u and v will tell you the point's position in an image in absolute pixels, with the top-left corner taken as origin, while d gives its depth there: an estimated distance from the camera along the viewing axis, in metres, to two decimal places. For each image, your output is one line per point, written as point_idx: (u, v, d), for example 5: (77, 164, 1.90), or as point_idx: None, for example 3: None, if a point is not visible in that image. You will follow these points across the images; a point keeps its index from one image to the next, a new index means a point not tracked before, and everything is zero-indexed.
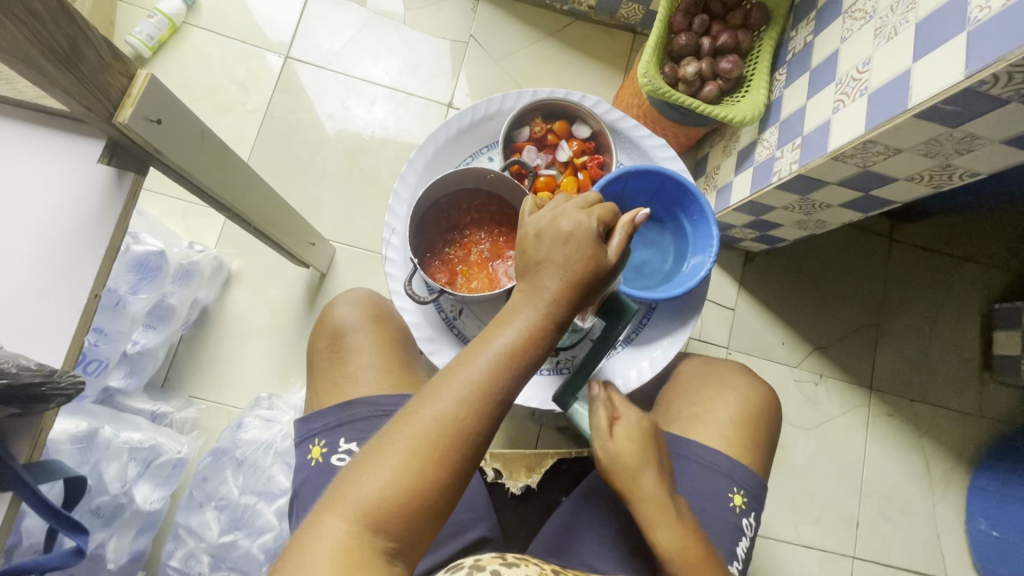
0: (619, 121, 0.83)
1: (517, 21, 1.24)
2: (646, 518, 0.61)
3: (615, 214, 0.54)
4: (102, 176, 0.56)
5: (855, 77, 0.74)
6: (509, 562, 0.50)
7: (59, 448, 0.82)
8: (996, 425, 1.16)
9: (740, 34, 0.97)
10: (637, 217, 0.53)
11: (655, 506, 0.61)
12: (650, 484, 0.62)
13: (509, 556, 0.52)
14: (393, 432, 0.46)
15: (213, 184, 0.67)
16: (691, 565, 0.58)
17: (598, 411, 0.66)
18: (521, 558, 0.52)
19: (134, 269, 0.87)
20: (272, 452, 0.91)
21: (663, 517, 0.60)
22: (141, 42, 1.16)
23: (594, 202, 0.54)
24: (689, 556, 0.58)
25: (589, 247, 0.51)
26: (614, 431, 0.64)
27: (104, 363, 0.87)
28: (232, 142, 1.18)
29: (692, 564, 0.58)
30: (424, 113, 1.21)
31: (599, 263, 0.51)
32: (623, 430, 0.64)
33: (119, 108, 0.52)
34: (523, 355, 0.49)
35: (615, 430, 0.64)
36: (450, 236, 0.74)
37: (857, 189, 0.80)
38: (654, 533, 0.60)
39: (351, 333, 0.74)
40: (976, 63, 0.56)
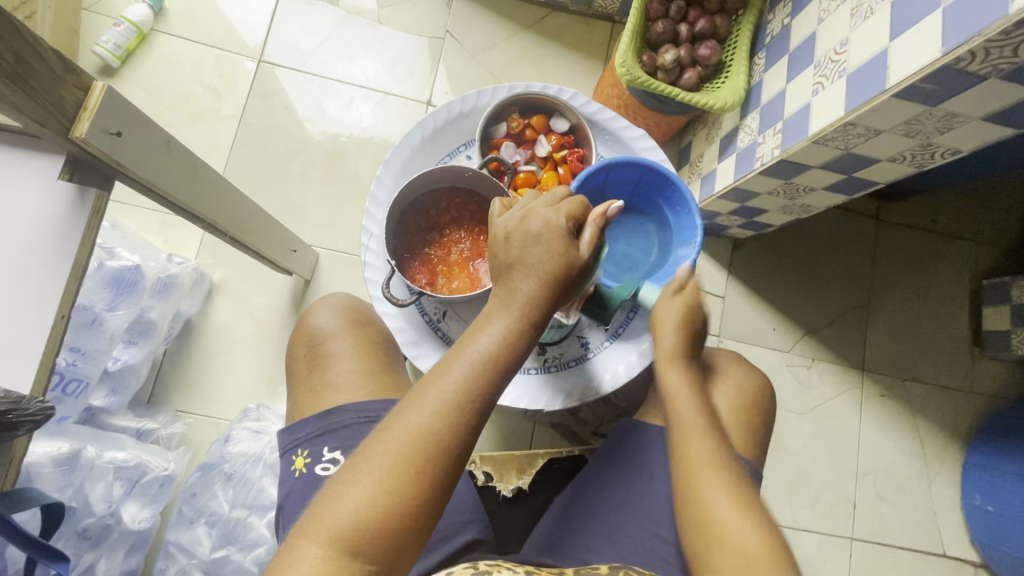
0: (598, 113, 0.82)
1: (494, 14, 1.22)
2: (666, 355, 0.67)
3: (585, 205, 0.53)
4: (63, 194, 0.55)
5: (834, 57, 0.72)
6: (481, 571, 0.51)
7: (41, 472, 0.79)
8: (988, 400, 1.16)
9: (717, 19, 0.96)
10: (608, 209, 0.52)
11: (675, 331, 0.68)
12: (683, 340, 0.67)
13: (482, 564, 0.53)
14: (368, 449, 0.45)
15: (182, 195, 0.65)
16: (684, 400, 0.64)
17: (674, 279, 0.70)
18: (494, 565, 0.53)
19: (110, 286, 0.85)
20: (261, 464, 0.90)
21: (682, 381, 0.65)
22: (108, 51, 1.13)
23: (561, 197, 0.53)
24: (689, 394, 0.64)
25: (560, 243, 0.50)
26: (675, 296, 0.69)
27: (85, 383, 0.85)
28: (208, 150, 1.16)
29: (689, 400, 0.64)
30: (402, 112, 1.19)
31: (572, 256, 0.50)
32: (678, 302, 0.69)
33: (76, 123, 0.50)
34: (499, 361, 0.48)
35: (676, 294, 0.69)
36: (429, 236, 0.73)
37: (840, 171, 0.80)
38: (666, 369, 0.67)
39: (330, 339, 0.72)
40: (952, 39, 0.55)
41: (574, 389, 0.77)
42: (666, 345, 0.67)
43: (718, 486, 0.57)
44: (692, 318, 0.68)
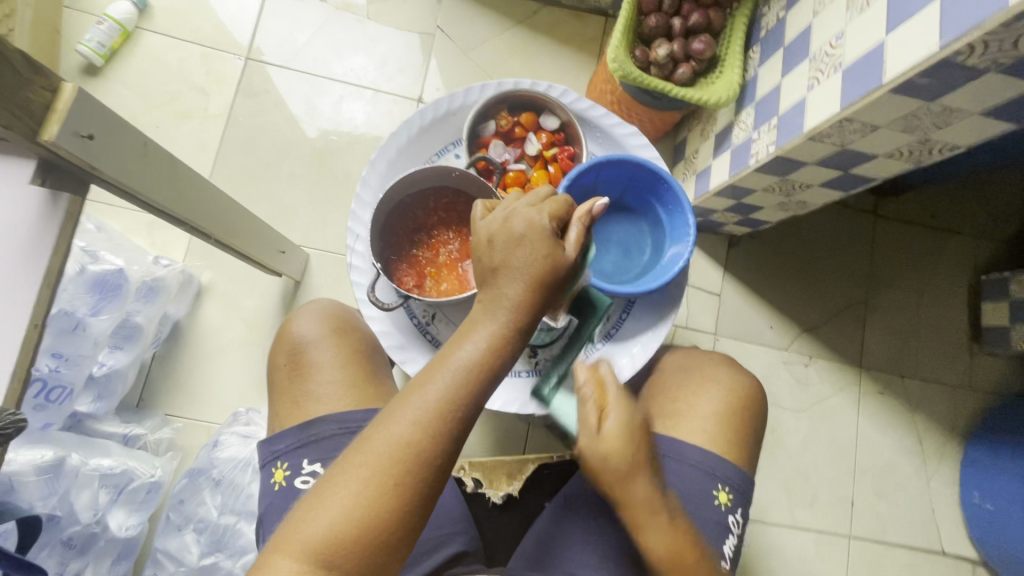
0: (588, 110, 0.80)
1: (485, 9, 1.20)
2: (632, 516, 0.55)
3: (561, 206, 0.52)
4: (34, 199, 0.53)
5: (829, 52, 0.71)
6: None
7: (25, 482, 0.77)
8: (987, 396, 1.15)
9: (711, 13, 0.94)
10: (593, 206, 0.50)
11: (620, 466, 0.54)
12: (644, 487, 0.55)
13: None
14: (346, 461, 0.44)
15: (161, 198, 0.63)
16: (686, 572, 0.54)
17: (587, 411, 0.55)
18: None
19: (93, 290, 0.83)
20: (250, 469, 0.88)
21: (647, 516, 0.54)
22: (91, 50, 1.11)
23: (545, 196, 0.51)
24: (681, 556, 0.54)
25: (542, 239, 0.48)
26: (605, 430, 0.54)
27: (68, 390, 0.84)
28: (195, 150, 1.14)
29: (680, 562, 0.54)
30: (393, 109, 1.17)
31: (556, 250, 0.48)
32: (613, 423, 0.54)
33: (45, 126, 0.48)
34: (482, 370, 0.46)
35: (605, 419, 0.55)
36: (417, 237, 0.71)
37: (837, 168, 0.78)
38: (642, 534, 0.54)
39: (312, 348, 0.71)
40: (950, 32, 0.53)
41: None
42: (633, 501, 0.55)
43: None
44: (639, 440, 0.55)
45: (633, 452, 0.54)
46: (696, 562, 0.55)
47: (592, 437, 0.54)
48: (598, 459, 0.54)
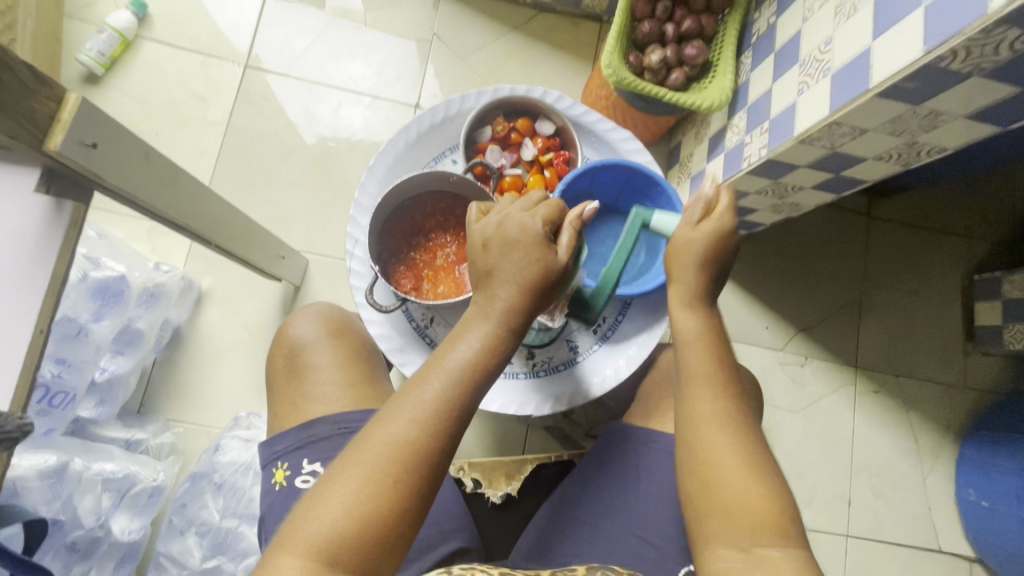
0: (583, 115, 0.82)
1: (481, 15, 1.22)
2: (681, 297, 0.59)
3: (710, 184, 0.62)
4: (39, 207, 0.54)
5: (818, 57, 0.72)
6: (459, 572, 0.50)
7: (28, 486, 0.79)
8: (982, 395, 1.16)
9: (704, 19, 0.96)
10: (584, 210, 0.52)
11: (697, 332, 0.57)
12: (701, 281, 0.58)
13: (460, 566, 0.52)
14: (346, 461, 0.45)
15: (162, 205, 0.64)
16: (698, 349, 0.57)
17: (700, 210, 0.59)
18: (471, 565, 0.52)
19: (96, 296, 0.85)
20: (251, 472, 0.89)
21: (687, 301, 0.58)
22: (92, 59, 1.12)
23: (537, 201, 0.53)
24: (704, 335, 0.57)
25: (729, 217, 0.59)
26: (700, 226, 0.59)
27: (71, 395, 0.85)
28: (195, 157, 1.15)
29: (703, 343, 0.57)
30: (391, 115, 1.18)
31: (730, 236, 0.59)
32: (713, 225, 0.59)
33: (50, 136, 0.49)
34: (477, 370, 0.48)
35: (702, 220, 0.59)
36: (415, 241, 0.72)
37: (828, 170, 0.79)
38: (679, 311, 0.59)
39: (310, 350, 0.72)
40: (933, 39, 0.55)
41: (562, 394, 0.77)
42: (683, 286, 0.59)
43: (727, 442, 0.52)
44: (719, 250, 0.58)
45: (714, 335, 0.58)
46: (711, 354, 0.56)
47: (678, 306, 0.59)
48: (685, 235, 0.59)
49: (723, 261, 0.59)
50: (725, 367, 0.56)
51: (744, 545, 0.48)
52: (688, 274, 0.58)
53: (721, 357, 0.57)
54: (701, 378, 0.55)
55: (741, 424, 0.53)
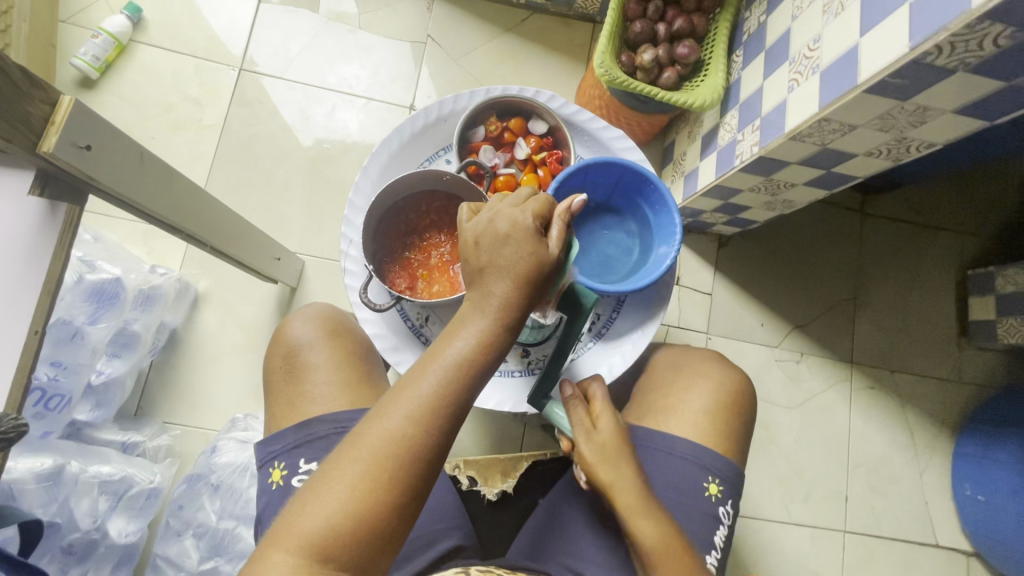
0: (575, 115, 0.82)
1: (474, 17, 1.22)
2: (625, 511, 0.62)
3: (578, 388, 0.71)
4: (33, 209, 0.54)
5: (807, 54, 0.73)
6: None
7: (24, 489, 0.80)
8: (976, 389, 1.17)
9: (695, 18, 0.96)
10: (573, 203, 0.52)
11: (658, 537, 0.60)
12: (631, 482, 0.63)
13: (474, 571, 0.52)
14: (341, 456, 0.45)
15: (157, 206, 0.65)
16: (669, 559, 0.59)
17: (574, 404, 0.68)
18: (486, 572, 0.53)
19: (91, 299, 0.85)
20: (248, 473, 0.89)
21: (639, 516, 0.61)
22: (87, 63, 1.13)
23: (527, 197, 0.53)
24: (666, 546, 0.59)
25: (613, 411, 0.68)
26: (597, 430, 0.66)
27: (67, 398, 0.85)
28: (191, 160, 1.15)
29: (669, 551, 0.59)
30: (386, 117, 1.19)
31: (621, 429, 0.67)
32: (606, 425, 0.66)
33: (43, 138, 0.49)
34: (472, 365, 0.48)
35: (597, 424, 0.66)
36: (409, 240, 0.73)
37: (820, 167, 0.80)
38: (634, 526, 0.60)
39: (306, 350, 0.72)
40: (918, 35, 0.55)
41: None
42: (625, 499, 0.62)
43: None
44: (625, 445, 0.66)
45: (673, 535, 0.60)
46: (679, 554, 0.59)
47: (632, 516, 0.61)
48: (596, 450, 0.65)
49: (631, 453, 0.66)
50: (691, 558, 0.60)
51: None
52: (619, 482, 0.63)
53: (686, 551, 0.60)
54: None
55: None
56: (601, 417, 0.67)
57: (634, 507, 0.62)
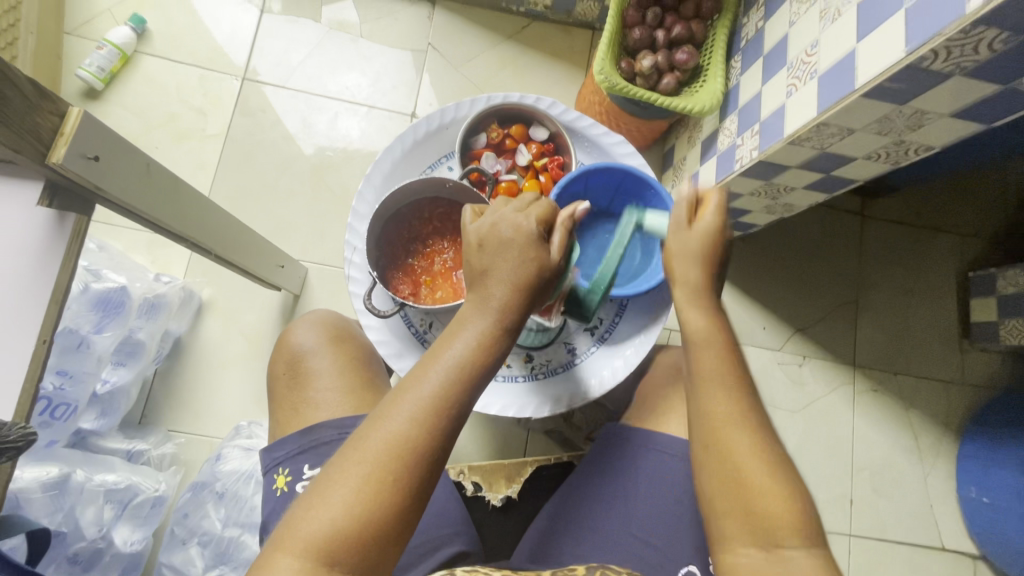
0: (576, 121, 0.83)
1: (474, 25, 1.24)
2: (682, 296, 0.58)
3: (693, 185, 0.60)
4: (41, 219, 0.55)
5: (805, 59, 0.74)
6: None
7: (30, 498, 0.80)
8: (979, 391, 1.17)
9: (693, 24, 0.97)
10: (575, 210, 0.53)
11: (705, 333, 0.56)
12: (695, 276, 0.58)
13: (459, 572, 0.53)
14: (344, 459, 0.46)
15: (163, 215, 0.65)
16: (709, 350, 0.56)
17: (682, 202, 0.59)
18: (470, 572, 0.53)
19: (97, 307, 0.85)
20: (253, 481, 0.89)
21: (691, 304, 0.57)
22: (91, 74, 1.14)
23: (531, 202, 0.54)
24: (711, 339, 0.56)
25: (719, 217, 0.58)
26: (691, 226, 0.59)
27: (73, 406, 0.85)
28: (194, 169, 1.16)
29: (714, 343, 0.56)
30: (388, 125, 1.20)
31: (719, 236, 0.58)
32: (706, 221, 0.58)
33: (52, 149, 0.50)
34: (473, 367, 0.48)
35: (696, 218, 0.58)
36: (412, 246, 0.73)
37: (819, 171, 0.80)
38: (684, 311, 0.57)
39: (310, 357, 0.72)
40: (915, 40, 0.56)
41: (561, 395, 0.78)
42: (684, 285, 0.58)
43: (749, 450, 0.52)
44: (715, 250, 0.58)
45: (726, 339, 0.57)
46: (722, 349, 0.56)
47: (686, 303, 0.58)
48: (678, 238, 0.59)
49: (721, 259, 0.59)
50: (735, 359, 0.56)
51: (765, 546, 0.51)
52: (686, 276, 0.58)
53: (732, 354, 0.56)
54: (716, 378, 0.55)
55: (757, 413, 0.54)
56: (705, 214, 0.58)
57: (695, 296, 0.58)
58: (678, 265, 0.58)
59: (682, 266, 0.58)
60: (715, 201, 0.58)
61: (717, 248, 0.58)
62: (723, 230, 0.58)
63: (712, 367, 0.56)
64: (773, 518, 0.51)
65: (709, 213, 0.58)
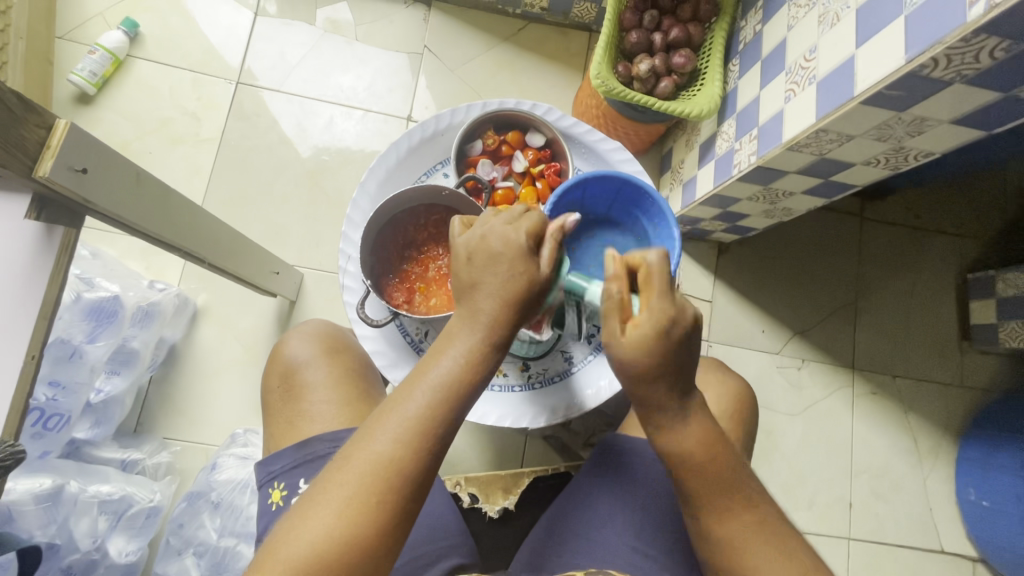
0: (572, 127, 0.82)
1: (471, 27, 1.23)
2: (649, 412, 0.52)
3: (625, 257, 0.50)
4: (29, 232, 0.54)
5: (803, 64, 0.73)
6: None
7: (23, 511, 0.78)
8: (979, 394, 1.17)
9: (691, 28, 0.97)
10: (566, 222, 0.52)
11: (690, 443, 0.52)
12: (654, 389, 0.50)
13: None
14: (328, 478, 0.45)
15: (154, 226, 0.65)
16: (700, 473, 0.52)
17: (610, 306, 0.49)
18: None
19: (90, 317, 0.84)
20: (248, 490, 0.89)
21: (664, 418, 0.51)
22: (84, 79, 1.13)
23: (520, 213, 0.53)
24: (698, 458, 0.52)
25: (666, 298, 0.49)
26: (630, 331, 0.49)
27: (66, 417, 0.84)
28: (188, 174, 1.15)
29: (702, 459, 0.52)
30: (384, 128, 1.19)
31: (671, 329, 0.48)
32: (646, 322, 0.48)
33: (39, 162, 0.49)
34: (461, 385, 0.48)
35: (633, 320, 0.49)
36: (408, 253, 0.72)
37: (818, 176, 0.80)
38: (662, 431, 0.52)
39: (304, 369, 0.71)
40: (915, 47, 0.55)
41: (558, 405, 0.77)
42: (650, 400, 0.51)
43: (763, 556, 0.52)
44: (669, 350, 0.49)
45: (714, 438, 0.52)
46: (713, 463, 0.52)
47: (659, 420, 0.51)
48: (616, 351, 0.49)
49: (682, 352, 0.49)
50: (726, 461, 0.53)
51: None
52: (648, 386, 0.50)
53: (724, 464, 0.53)
54: (714, 494, 0.53)
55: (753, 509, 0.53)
56: (645, 313, 0.48)
57: (661, 407, 0.51)
58: (633, 379, 0.50)
59: (636, 379, 0.49)
60: (655, 281, 0.49)
61: (671, 344, 0.48)
62: (670, 324, 0.48)
63: (707, 485, 0.53)
64: None
65: (648, 307, 0.48)
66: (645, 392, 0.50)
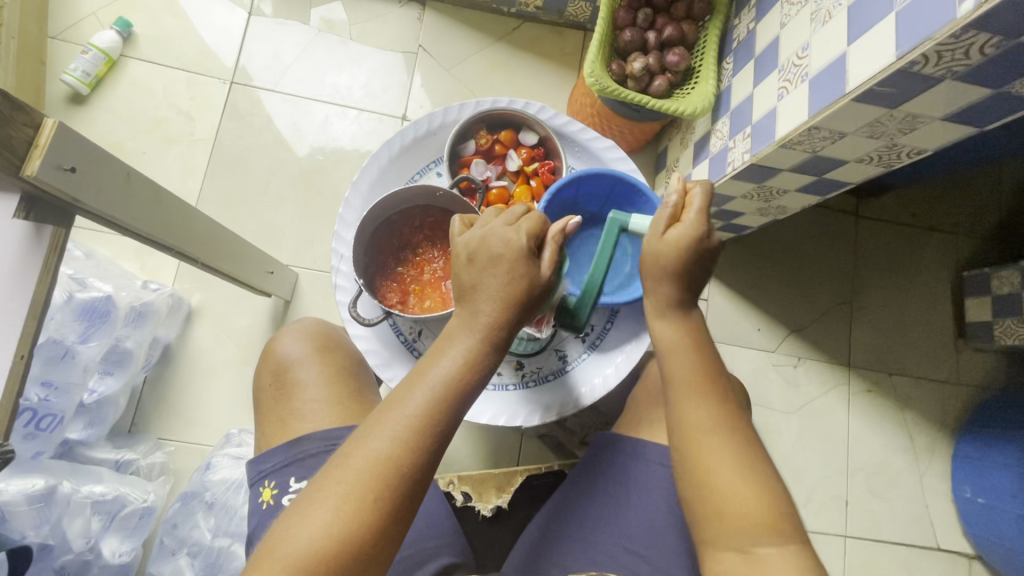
0: (566, 126, 0.82)
1: (465, 27, 1.22)
2: (655, 309, 0.58)
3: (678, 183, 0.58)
4: (18, 231, 0.54)
5: (796, 62, 0.73)
6: None
7: (15, 511, 0.79)
8: (974, 391, 1.17)
9: (685, 26, 0.97)
10: (568, 224, 0.52)
11: (676, 342, 0.57)
12: (667, 289, 0.56)
13: None
14: (325, 478, 0.45)
15: (145, 225, 0.64)
16: (679, 356, 0.56)
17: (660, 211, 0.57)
18: None
19: (81, 317, 0.84)
20: (242, 491, 0.88)
21: (660, 314, 0.57)
22: (77, 79, 1.12)
23: (521, 214, 0.53)
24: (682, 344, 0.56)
25: (703, 216, 0.56)
26: (669, 233, 0.56)
27: (59, 417, 0.85)
28: (182, 174, 1.15)
29: (683, 349, 0.56)
30: (378, 128, 1.19)
31: (702, 242, 0.55)
32: (684, 230, 0.55)
33: (27, 162, 0.48)
34: (460, 384, 0.48)
35: (674, 226, 0.56)
36: (402, 254, 0.72)
37: (811, 173, 0.80)
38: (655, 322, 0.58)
39: (297, 367, 0.71)
40: (905, 44, 0.55)
41: (552, 403, 0.77)
42: (657, 297, 0.57)
43: (719, 451, 0.53)
44: (694, 259, 0.56)
45: (700, 341, 0.57)
46: (695, 355, 0.56)
47: (655, 318, 0.58)
48: (653, 247, 0.56)
49: (702, 266, 0.57)
50: (708, 371, 0.56)
51: (743, 549, 0.50)
52: (661, 285, 0.57)
53: (704, 357, 0.56)
54: (687, 380, 0.55)
55: (731, 426, 0.54)
56: (682, 225, 0.56)
57: (663, 309, 0.57)
58: (652, 273, 0.56)
59: (655, 274, 0.56)
60: (698, 201, 0.56)
61: (700, 251, 0.55)
62: (702, 239, 0.55)
63: (681, 368, 0.56)
64: (748, 518, 0.50)
65: (690, 217, 0.56)
66: (656, 290, 0.57)
